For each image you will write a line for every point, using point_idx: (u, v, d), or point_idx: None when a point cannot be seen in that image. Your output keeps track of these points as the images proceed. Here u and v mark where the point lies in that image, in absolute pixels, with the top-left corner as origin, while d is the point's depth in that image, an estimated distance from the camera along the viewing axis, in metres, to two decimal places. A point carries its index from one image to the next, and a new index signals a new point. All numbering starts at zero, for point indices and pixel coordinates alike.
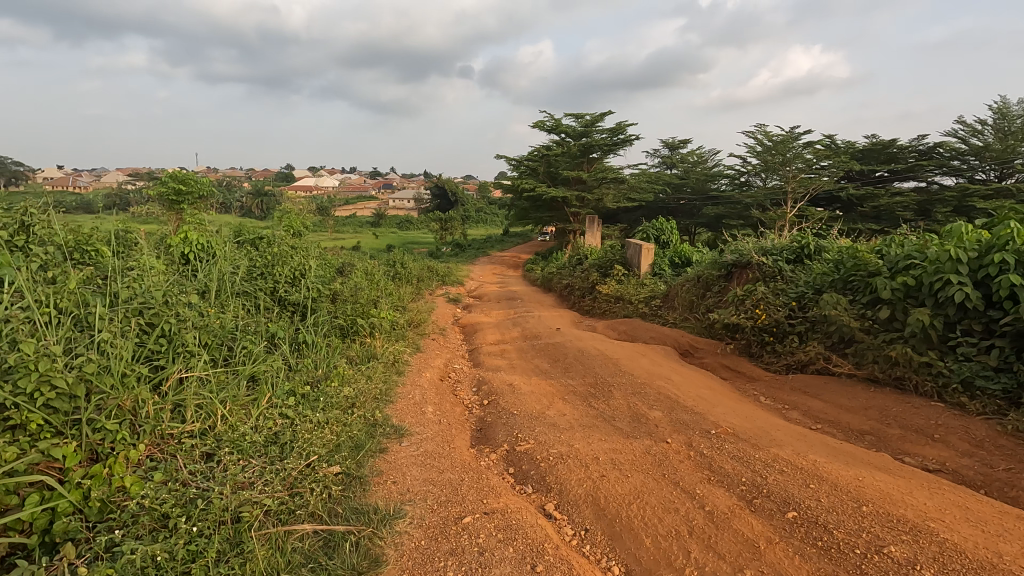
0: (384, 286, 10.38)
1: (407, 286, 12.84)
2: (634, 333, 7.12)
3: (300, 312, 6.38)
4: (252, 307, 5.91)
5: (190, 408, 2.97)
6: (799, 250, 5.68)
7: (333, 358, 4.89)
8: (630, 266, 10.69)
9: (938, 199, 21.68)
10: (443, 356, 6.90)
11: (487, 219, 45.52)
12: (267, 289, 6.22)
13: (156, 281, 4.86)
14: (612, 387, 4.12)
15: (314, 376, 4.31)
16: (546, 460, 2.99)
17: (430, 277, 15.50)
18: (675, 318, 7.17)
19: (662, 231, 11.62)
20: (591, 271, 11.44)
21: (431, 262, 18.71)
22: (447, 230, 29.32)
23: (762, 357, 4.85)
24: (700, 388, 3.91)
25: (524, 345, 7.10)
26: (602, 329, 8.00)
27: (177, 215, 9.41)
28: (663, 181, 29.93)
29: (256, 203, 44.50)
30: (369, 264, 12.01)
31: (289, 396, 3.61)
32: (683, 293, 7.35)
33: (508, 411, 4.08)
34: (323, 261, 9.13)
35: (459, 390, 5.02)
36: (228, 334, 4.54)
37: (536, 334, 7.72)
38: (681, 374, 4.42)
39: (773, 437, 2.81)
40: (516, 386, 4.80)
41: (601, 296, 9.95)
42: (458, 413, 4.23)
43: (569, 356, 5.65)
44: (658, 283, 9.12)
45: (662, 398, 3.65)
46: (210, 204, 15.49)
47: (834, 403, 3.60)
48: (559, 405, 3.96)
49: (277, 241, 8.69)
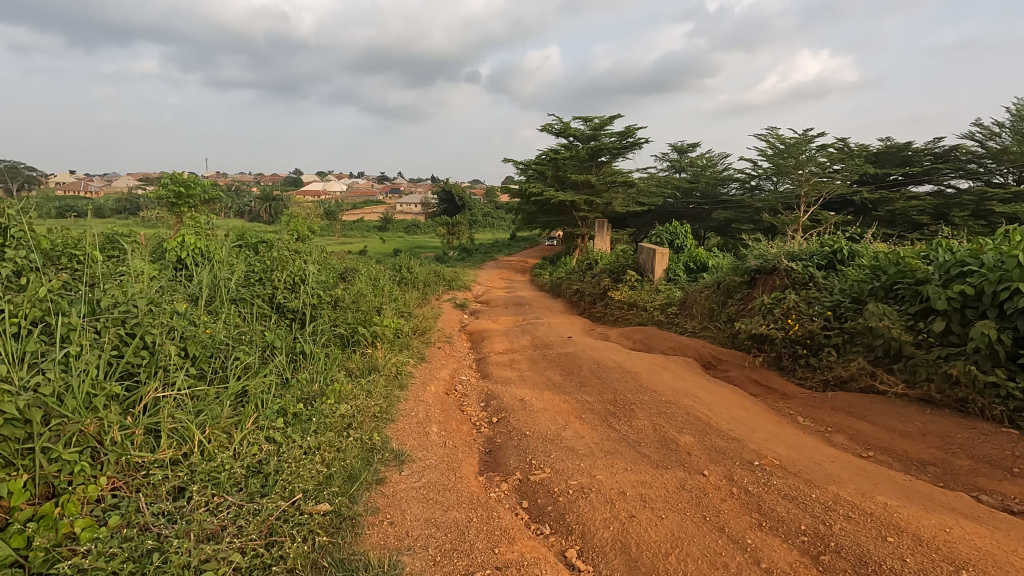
0: (389, 292, 10.07)
1: (412, 292, 12.51)
2: (651, 343, 6.75)
3: (299, 320, 6.07)
4: (248, 315, 5.60)
5: (164, 432, 2.63)
6: (831, 255, 5.30)
7: (332, 370, 4.55)
8: (642, 271, 10.31)
9: (956, 202, 21.15)
10: (449, 366, 6.56)
11: (494, 223, 45.27)
12: (264, 295, 5.91)
13: (143, 287, 4.57)
14: (634, 405, 3.76)
15: (310, 392, 3.97)
16: (565, 495, 2.62)
17: (437, 282, 15.18)
18: (694, 327, 6.79)
19: (676, 234, 11.25)
20: (602, 276, 11.07)
21: (437, 266, 18.38)
22: (454, 235, 29.07)
23: (795, 371, 4.48)
24: (734, 407, 3.54)
25: (534, 355, 6.75)
26: (615, 337, 7.64)
27: (177, 217, 9.13)
28: (673, 185, 29.54)
29: (264, 207, 44.45)
30: (374, 269, 11.70)
31: (279, 415, 3.27)
32: (702, 300, 6.97)
33: (520, 431, 3.72)
34: (326, 266, 8.84)
35: (466, 406, 4.67)
36: (219, 345, 4.22)
37: (547, 343, 7.36)
38: (709, 390, 4.05)
39: (828, 471, 2.44)
40: (528, 401, 4.45)
41: (613, 302, 9.58)
42: (465, 433, 3.88)
43: (584, 368, 5.29)
44: (673, 289, 8.75)
45: (693, 420, 3.28)
46: (214, 207, 15.24)
47: (885, 426, 3.23)
48: (577, 426, 3.61)
49: (278, 245, 8.40)
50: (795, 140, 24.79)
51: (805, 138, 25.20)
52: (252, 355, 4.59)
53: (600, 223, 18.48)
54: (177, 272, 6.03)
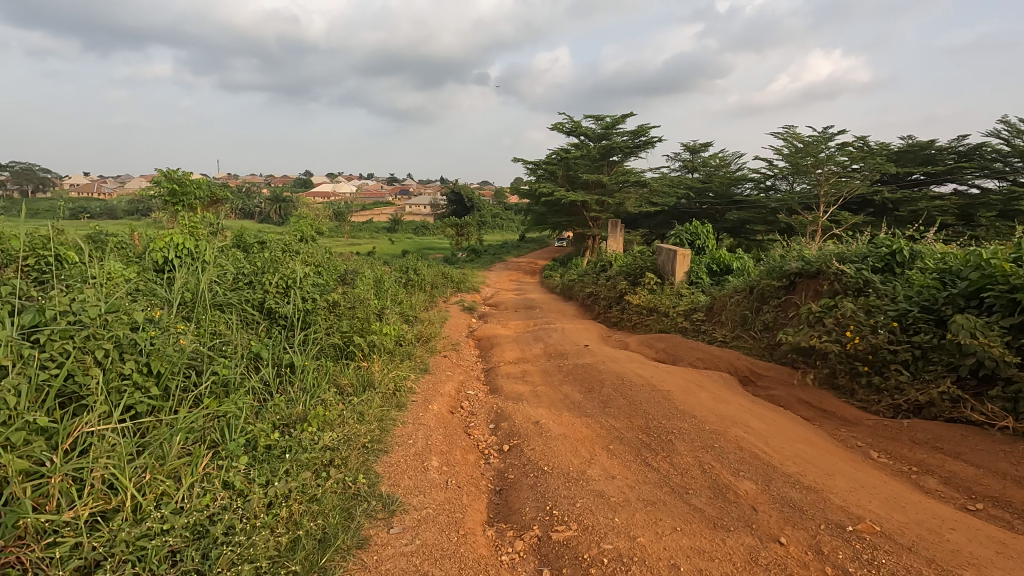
0: (393, 296, 9.52)
1: (419, 294, 11.98)
2: (677, 354, 6.14)
3: (292, 327, 5.53)
4: (234, 323, 5.07)
5: (89, 481, 2.07)
6: (888, 256, 4.65)
7: (320, 387, 4.00)
8: (662, 274, 9.70)
9: (982, 203, 20.32)
10: (455, 378, 5.99)
11: (503, 224, 44.80)
12: (253, 301, 5.38)
13: (110, 294, 4.04)
14: (672, 436, 3.16)
15: (290, 418, 3.41)
16: (598, 566, 2.03)
17: (444, 284, 14.63)
18: (725, 336, 6.17)
19: (697, 235, 10.60)
20: (618, 279, 10.45)
21: (445, 267, 17.87)
22: (463, 236, 28.56)
23: (855, 392, 3.86)
24: (794, 438, 2.93)
25: (549, 366, 6.16)
26: (636, 346, 7.04)
27: (170, 218, 8.64)
28: (686, 185, 28.84)
29: (272, 208, 44.25)
30: (379, 270, 11.19)
31: (246, 450, 2.71)
32: (733, 307, 6.35)
33: (535, 466, 3.14)
34: (326, 268, 8.30)
35: (473, 429, 4.09)
36: (185, 362, 3.68)
37: (563, 352, 6.77)
38: (759, 415, 3.44)
39: (952, 546, 1.85)
40: (544, 425, 3.86)
41: (631, 307, 8.98)
42: (470, 466, 3.30)
43: (606, 383, 4.70)
44: (697, 294, 8.13)
45: (749, 458, 2.67)
46: (218, 207, 14.84)
47: (989, 470, 2.62)
48: (605, 461, 3.01)
49: (275, 247, 7.87)
50: (813, 138, 24.01)
51: (824, 136, 24.40)
52: (230, 371, 4.05)
53: (612, 223, 17.84)
54: (161, 274, 5.53)
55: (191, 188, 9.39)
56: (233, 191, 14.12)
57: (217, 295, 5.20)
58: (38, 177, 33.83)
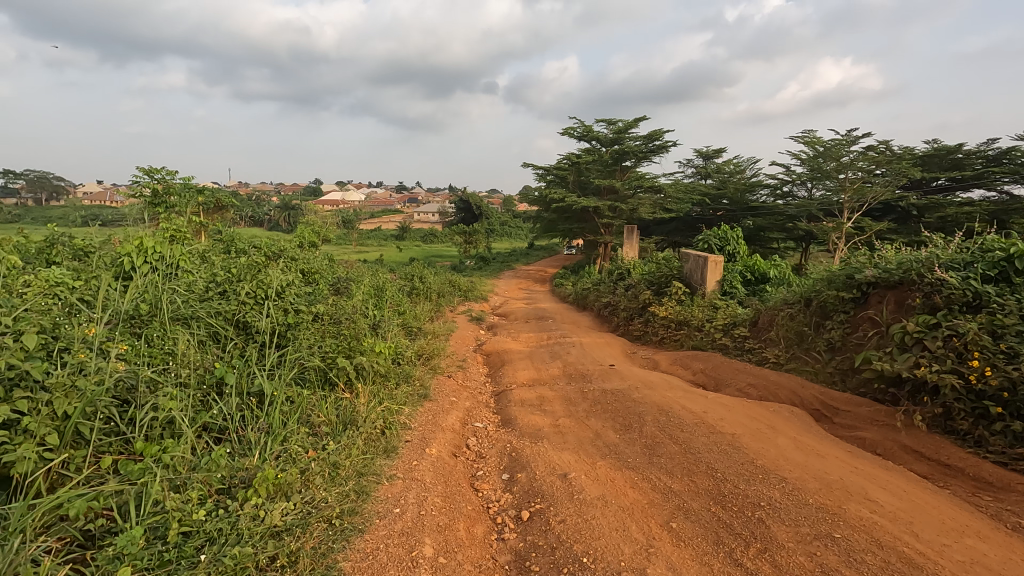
0: (394, 307, 8.67)
1: (424, 304, 11.14)
2: (722, 378, 5.24)
3: (270, 345, 4.70)
4: (198, 341, 4.25)
5: None
6: (1003, 262, 3.68)
7: (287, 430, 3.14)
8: (690, 283, 8.79)
9: (1015, 209, 19.33)
10: (460, 405, 5.12)
11: (510, 232, 44.16)
12: (226, 313, 4.56)
13: (30, 304, 3.25)
14: (762, 511, 2.26)
15: (231, 482, 2.56)
16: None
17: (451, 292, 13.79)
18: (778, 356, 5.26)
19: (726, 240, 9.65)
20: (640, 288, 9.55)
21: (453, 275, 17.03)
22: (471, 243, 27.74)
23: (984, 442, 2.96)
24: (944, 525, 2.05)
25: (571, 390, 5.28)
26: (669, 367, 6.16)
27: (149, 220, 7.83)
28: (701, 192, 27.92)
29: (281, 216, 43.78)
30: (381, 277, 10.34)
31: (144, 546, 1.88)
32: (788, 322, 5.43)
33: (568, 552, 2.24)
34: (318, 275, 7.45)
35: (482, 482, 3.21)
36: (102, 400, 2.85)
37: (586, 373, 5.88)
38: (870, 474, 2.55)
39: None
40: (575, 480, 2.96)
41: (657, 320, 8.09)
42: (477, 549, 2.41)
43: (645, 419, 3.80)
44: (733, 306, 7.22)
45: (900, 566, 1.79)
46: (218, 212, 14.14)
47: None
48: (673, 552, 2.10)
49: (261, 252, 7.04)
50: (835, 141, 23.01)
51: (846, 139, 23.40)
52: (173, 408, 3.21)
53: (627, 229, 16.94)
54: (120, 280, 4.73)
55: (177, 187, 8.61)
56: (231, 195, 13.39)
57: (179, 307, 4.39)
58: (50, 184, 33.52)
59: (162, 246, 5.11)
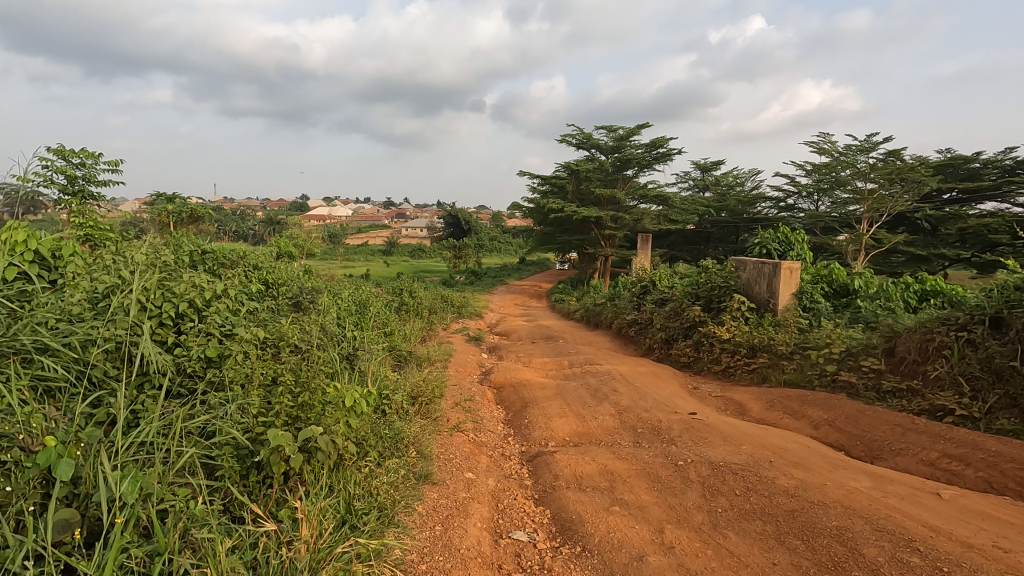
0: (377, 328, 6.74)
1: (415, 322, 9.20)
2: (885, 441, 3.42)
3: (170, 393, 2.81)
4: (27, 389, 2.38)
5: None
6: None
7: None
8: (752, 295, 6.98)
9: None
10: (480, 485, 3.25)
11: (502, 247, 42.47)
12: (103, 337, 2.71)
13: None
14: None
15: None
16: None
17: (444, 309, 11.85)
18: (964, 406, 3.50)
19: (787, 243, 7.85)
20: (683, 303, 7.71)
21: (446, 290, 15.15)
22: (461, 258, 25.84)
23: None
24: None
25: (653, 457, 3.42)
26: (773, 414, 4.32)
27: (53, 212, 5.86)
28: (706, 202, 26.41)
29: (264, 230, 41.68)
30: (363, 290, 8.43)
31: None
32: (967, 352, 3.70)
33: None
34: (274, 284, 5.49)
35: None
36: None
37: (660, 427, 4.01)
38: None
39: None
40: None
41: (718, 344, 6.26)
42: None
43: (868, 558, 1.95)
44: (830, 328, 5.44)
45: None
46: (175, 218, 12.16)
47: None
48: None
49: (192, 256, 5.11)
50: (851, 149, 21.67)
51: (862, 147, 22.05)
52: None
53: (639, 238, 15.15)
54: None
55: (100, 173, 6.66)
56: (200, 202, 11.61)
57: (12, 333, 2.51)
58: None
59: (25, 235, 3.19)
